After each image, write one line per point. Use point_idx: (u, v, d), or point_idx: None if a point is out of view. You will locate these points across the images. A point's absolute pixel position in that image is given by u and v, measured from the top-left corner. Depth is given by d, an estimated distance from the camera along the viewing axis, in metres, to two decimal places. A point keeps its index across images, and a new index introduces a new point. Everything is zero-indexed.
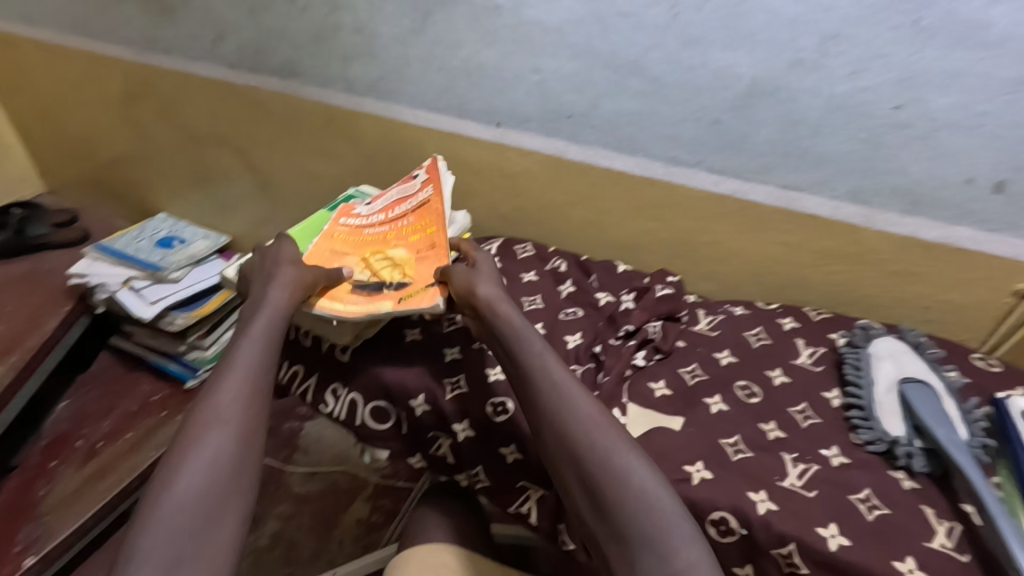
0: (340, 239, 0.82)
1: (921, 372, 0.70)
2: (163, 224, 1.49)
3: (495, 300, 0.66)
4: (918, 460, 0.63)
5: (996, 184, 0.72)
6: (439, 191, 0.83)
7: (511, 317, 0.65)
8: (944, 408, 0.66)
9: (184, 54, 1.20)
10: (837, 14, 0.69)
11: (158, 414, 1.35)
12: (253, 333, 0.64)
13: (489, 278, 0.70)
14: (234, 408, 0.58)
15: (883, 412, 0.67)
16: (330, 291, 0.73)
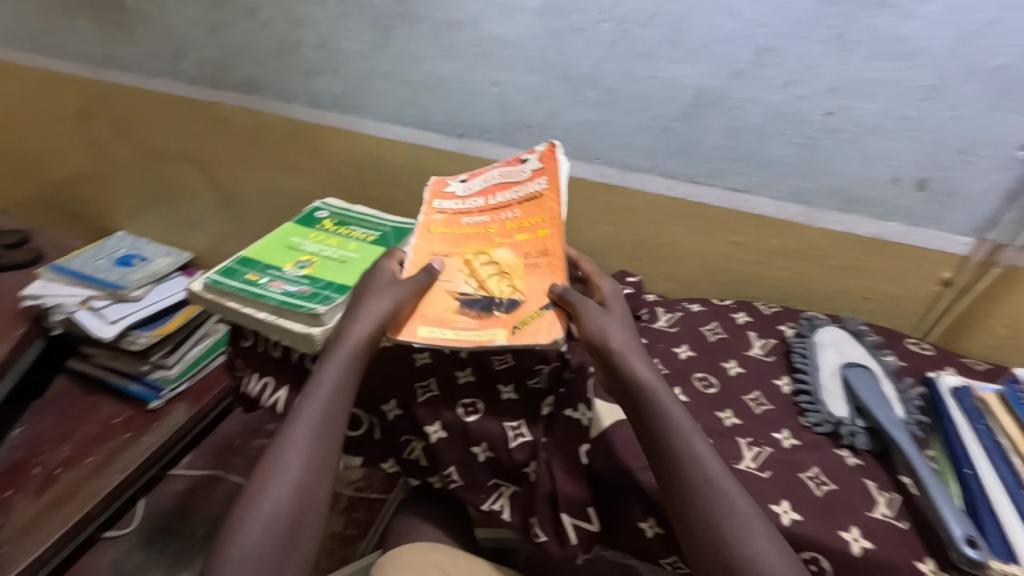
0: (438, 231, 0.78)
1: (861, 358, 0.76)
2: (122, 242, 1.46)
3: (627, 349, 0.64)
4: (861, 438, 0.68)
5: (919, 182, 0.78)
6: (555, 185, 0.77)
7: (643, 369, 0.62)
8: (883, 389, 0.71)
9: (143, 71, 1.19)
10: (771, 29, 0.75)
11: (121, 437, 1.32)
12: (323, 380, 0.64)
13: (621, 323, 0.67)
14: (296, 461, 0.60)
15: (829, 395, 0.72)
16: (435, 313, 0.69)
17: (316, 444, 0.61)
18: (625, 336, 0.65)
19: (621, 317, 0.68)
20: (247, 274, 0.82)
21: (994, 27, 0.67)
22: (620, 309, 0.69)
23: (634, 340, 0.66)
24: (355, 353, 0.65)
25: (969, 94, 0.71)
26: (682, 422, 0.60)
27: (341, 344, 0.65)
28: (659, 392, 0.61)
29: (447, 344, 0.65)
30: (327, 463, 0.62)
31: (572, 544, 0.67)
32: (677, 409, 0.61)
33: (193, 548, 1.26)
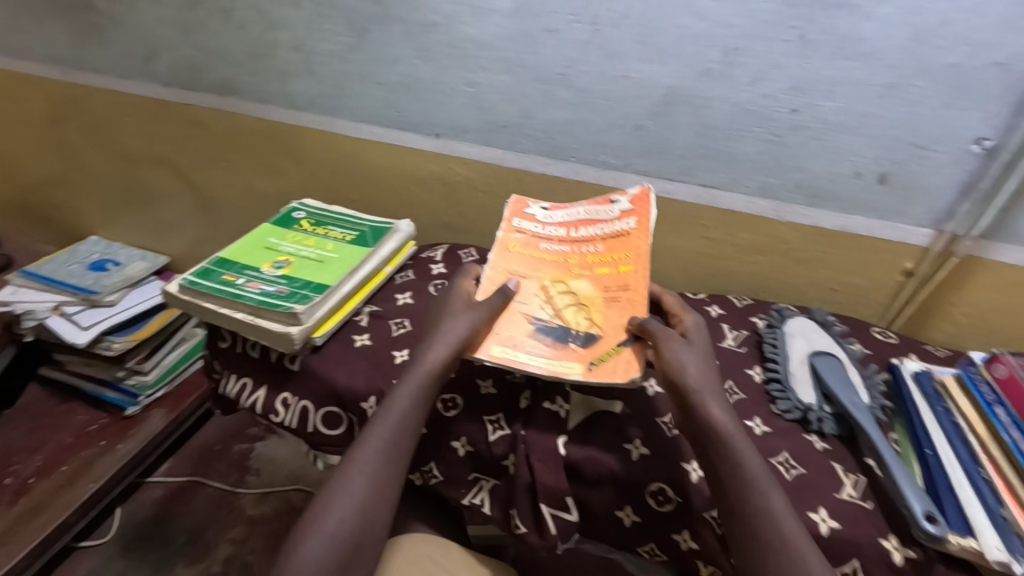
0: (517, 252, 0.79)
1: (828, 347, 0.78)
2: (96, 246, 1.45)
3: (704, 390, 0.62)
4: (828, 423, 0.70)
5: (880, 176, 0.81)
6: (644, 226, 0.77)
7: (719, 412, 0.61)
8: (849, 375, 0.74)
9: (115, 73, 1.18)
10: (737, 29, 0.77)
11: (97, 445, 1.30)
12: (393, 405, 0.65)
13: (701, 362, 0.65)
14: (359, 481, 0.61)
15: (798, 383, 0.74)
16: (507, 335, 0.69)
17: (383, 467, 0.62)
18: (704, 376, 0.63)
19: (701, 355, 0.66)
20: (224, 274, 0.82)
21: (946, 27, 0.70)
22: (701, 346, 0.67)
23: (714, 381, 0.64)
24: (426, 380, 0.66)
25: (924, 92, 0.74)
26: (754, 469, 0.58)
27: (414, 369, 0.66)
28: (734, 437, 0.60)
29: (520, 368, 0.65)
30: (391, 486, 0.62)
31: (552, 534, 0.67)
32: (752, 455, 0.59)
33: (173, 555, 1.24)
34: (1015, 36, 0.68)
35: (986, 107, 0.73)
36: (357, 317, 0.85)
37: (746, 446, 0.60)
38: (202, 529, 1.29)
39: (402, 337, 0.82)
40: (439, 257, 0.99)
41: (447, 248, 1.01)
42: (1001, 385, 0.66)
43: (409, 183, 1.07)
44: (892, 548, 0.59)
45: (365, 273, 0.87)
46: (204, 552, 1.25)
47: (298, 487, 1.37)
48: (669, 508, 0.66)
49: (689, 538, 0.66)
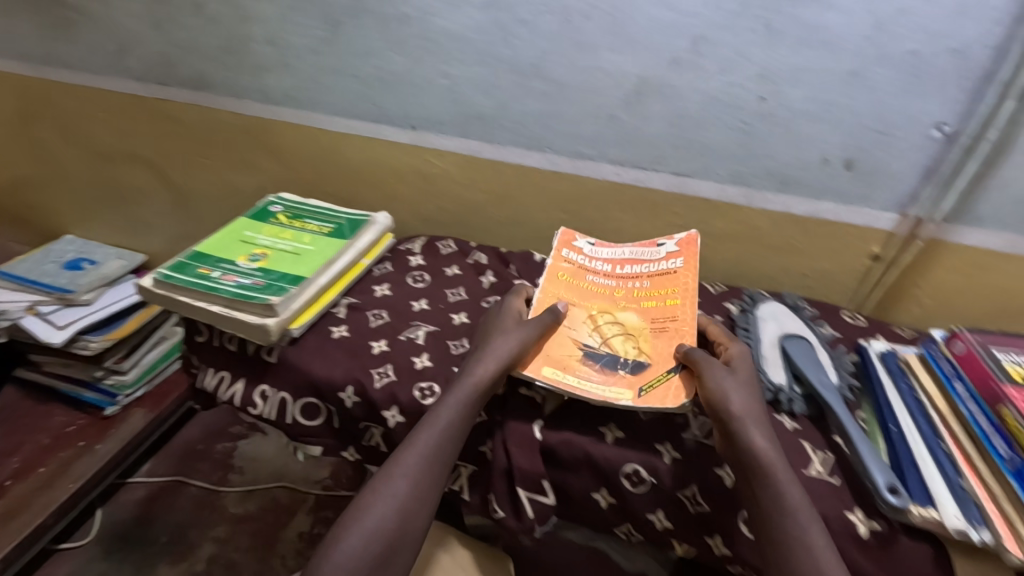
0: (564, 281, 0.82)
1: (799, 330, 0.79)
2: (71, 246, 1.43)
3: (747, 417, 0.62)
4: (798, 403, 0.70)
5: (846, 163, 0.83)
6: (690, 264, 0.80)
7: (760, 440, 0.60)
8: (819, 357, 0.75)
9: (87, 69, 1.16)
10: (705, 19, 0.78)
11: (75, 446, 1.28)
12: (441, 412, 0.66)
13: (743, 389, 0.65)
14: (402, 482, 0.62)
15: (770, 364, 0.75)
16: (559, 359, 0.71)
17: (426, 472, 0.63)
18: (746, 402, 0.63)
19: (746, 383, 0.66)
20: (199, 268, 0.82)
21: (905, 15, 0.72)
22: (745, 374, 0.67)
23: (758, 410, 0.63)
24: (473, 390, 0.67)
25: (886, 79, 0.76)
26: (794, 496, 0.57)
27: (463, 381, 0.68)
28: (774, 464, 0.59)
29: (571, 391, 0.67)
30: (431, 492, 0.63)
31: (528, 517, 0.68)
32: (794, 483, 0.58)
33: (156, 555, 1.23)
34: (971, 23, 0.70)
35: (944, 93, 0.75)
36: (334, 309, 0.85)
37: (787, 472, 0.59)
38: (185, 528, 1.28)
39: (381, 328, 0.83)
40: (418, 249, 1.00)
41: (425, 241, 1.02)
42: (960, 360, 0.67)
43: (387, 175, 1.07)
44: (858, 522, 0.60)
45: (340, 266, 0.87)
46: (187, 551, 1.24)
47: (282, 484, 1.37)
48: (643, 489, 0.66)
49: (663, 517, 0.67)
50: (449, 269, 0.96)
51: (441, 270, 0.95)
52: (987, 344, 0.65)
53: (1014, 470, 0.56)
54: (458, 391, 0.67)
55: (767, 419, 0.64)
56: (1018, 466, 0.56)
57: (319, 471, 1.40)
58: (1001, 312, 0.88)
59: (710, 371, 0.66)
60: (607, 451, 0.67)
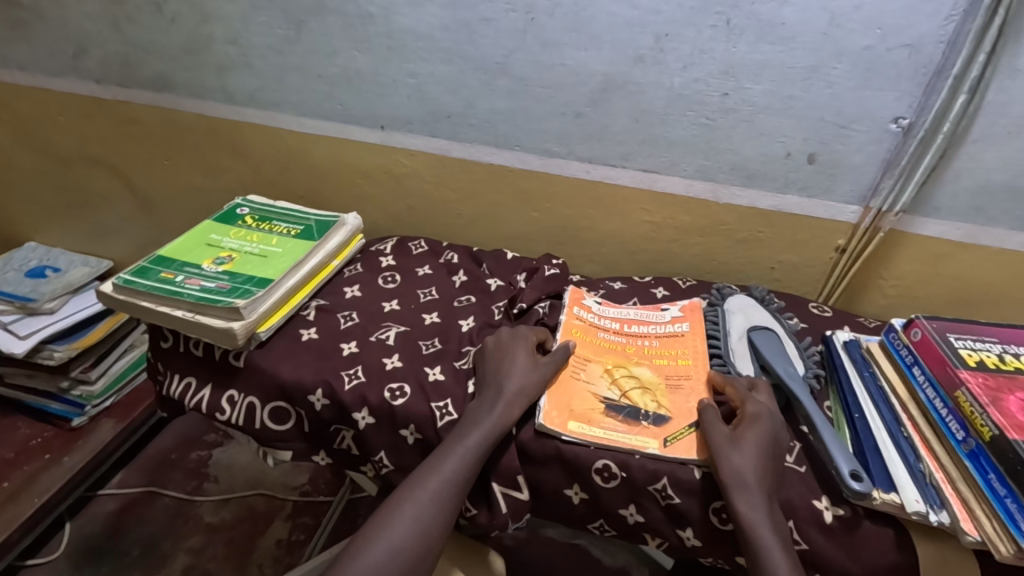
0: (579, 337, 0.80)
1: (766, 321, 0.81)
2: (32, 254, 1.39)
3: (753, 482, 0.60)
4: None
5: (809, 156, 0.85)
6: (699, 333, 0.80)
7: (750, 512, 0.58)
8: (785, 348, 0.76)
9: (43, 72, 1.13)
10: (665, 15, 0.79)
11: (41, 458, 1.25)
12: (468, 441, 0.65)
13: (758, 453, 0.62)
14: (425, 505, 0.62)
15: (737, 355, 0.76)
16: (582, 412, 0.70)
17: (449, 495, 0.63)
18: (757, 467, 0.61)
19: (764, 445, 0.63)
20: (162, 272, 0.80)
21: (859, 11, 0.73)
22: (760, 436, 0.63)
23: (770, 473, 0.61)
24: (503, 420, 0.67)
25: (843, 74, 0.78)
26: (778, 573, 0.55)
27: (492, 413, 0.67)
28: (764, 537, 0.57)
29: (598, 444, 0.66)
30: (453, 514, 0.63)
31: (502, 513, 0.68)
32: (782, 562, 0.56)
33: (127, 568, 1.21)
34: (921, 18, 0.72)
35: (900, 87, 0.77)
36: (304, 311, 0.84)
37: (779, 547, 0.57)
38: (158, 539, 1.25)
39: (351, 329, 0.82)
40: (389, 249, 1.00)
41: (397, 241, 1.02)
42: (917, 348, 0.68)
43: (357, 176, 1.06)
44: (825, 509, 0.61)
45: (310, 266, 0.86)
46: (161, 563, 1.21)
47: (259, 491, 1.35)
48: (615, 484, 0.66)
49: (635, 512, 0.67)
50: (420, 269, 0.95)
51: (412, 270, 0.95)
52: (943, 331, 0.67)
53: (968, 452, 0.57)
54: (485, 423, 0.66)
55: (778, 481, 0.62)
56: (973, 447, 0.57)
57: (298, 476, 1.39)
58: (960, 299, 0.91)
59: (715, 434, 0.64)
60: (579, 448, 0.67)
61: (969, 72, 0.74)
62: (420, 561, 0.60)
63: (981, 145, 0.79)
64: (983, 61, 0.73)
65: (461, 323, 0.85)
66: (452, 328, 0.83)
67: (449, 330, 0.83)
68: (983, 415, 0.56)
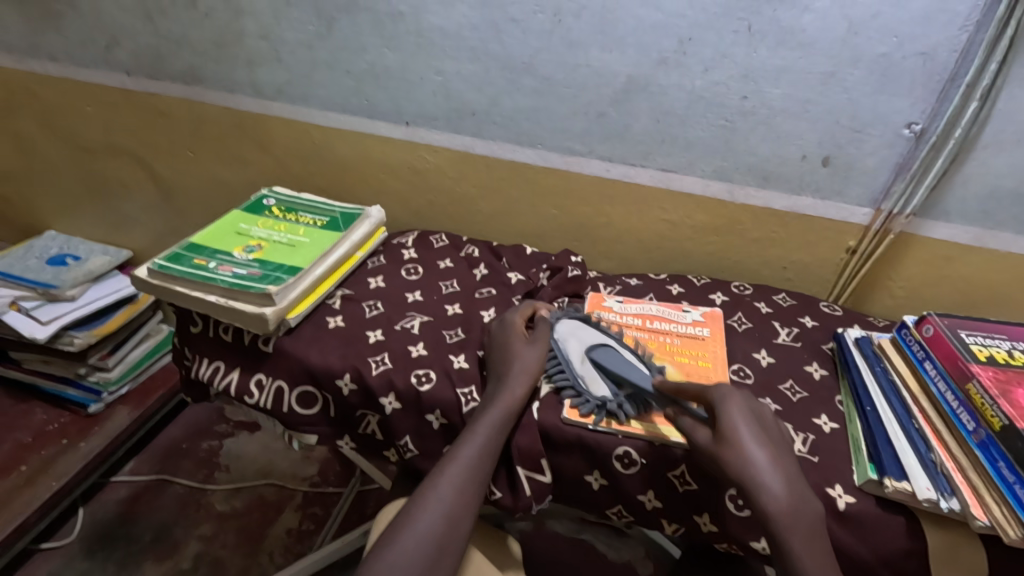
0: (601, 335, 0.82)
1: (595, 336, 0.78)
2: (53, 242, 1.41)
3: (764, 469, 0.59)
4: (627, 406, 0.70)
5: (823, 159, 0.88)
6: (719, 337, 0.81)
7: (772, 502, 0.58)
8: (627, 358, 0.74)
9: (73, 62, 1.16)
10: (689, 20, 0.82)
11: (58, 443, 1.27)
12: (479, 426, 0.67)
13: (745, 419, 0.63)
14: (449, 491, 0.63)
15: (589, 380, 0.73)
16: (604, 403, 0.72)
17: (469, 480, 0.64)
18: (749, 429, 0.62)
19: (753, 424, 0.62)
20: (194, 258, 0.82)
21: (876, 20, 0.76)
22: (746, 418, 0.63)
23: (762, 433, 0.62)
24: (509, 406, 0.69)
25: (858, 79, 0.81)
26: (807, 562, 0.55)
27: (496, 399, 0.70)
28: (789, 527, 0.57)
29: (622, 432, 0.68)
30: (476, 499, 0.64)
31: (526, 494, 0.70)
32: (807, 548, 0.56)
33: (140, 553, 1.22)
34: (937, 28, 0.75)
35: (914, 93, 0.80)
36: (330, 300, 0.86)
37: (802, 535, 0.56)
38: (170, 526, 1.27)
39: (377, 317, 0.84)
40: (411, 242, 1.02)
41: (418, 235, 1.04)
42: (929, 343, 0.70)
43: (380, 170, 1.09)
44: (838, 496, 0.62)
45: (335, 257, 0.87)
46: (172, 550, 1.23)
47: (270, 481, 1.37)
48: (634, 469, 0.68)
49: (653, 498, 0.69)
50: (441, 262, 0.98)
51: (433, 263, 0.97)
52: (954, 327, 0.69)
53: (979, 442, 0.59)
54: (490, 413, 0.68)
55: (785, 457, 0.62)
56: (983, 437, 0.59)
57: (308, 468, 1.41)
58: (965, 301, 0.94)
59: (699, 442, 0.63)
60: (598, 436, 0.69)
61: (981, 80, 0.77)
62: (445, 549, 0.60)
63: (991, 150, 0.81)
64: (994, 70, 0.76)
65: (483, 314, 0.87)
66: (474, 318, 0.86)
67: (471, 321, 0.86)
68: (993, 406, 0.59)
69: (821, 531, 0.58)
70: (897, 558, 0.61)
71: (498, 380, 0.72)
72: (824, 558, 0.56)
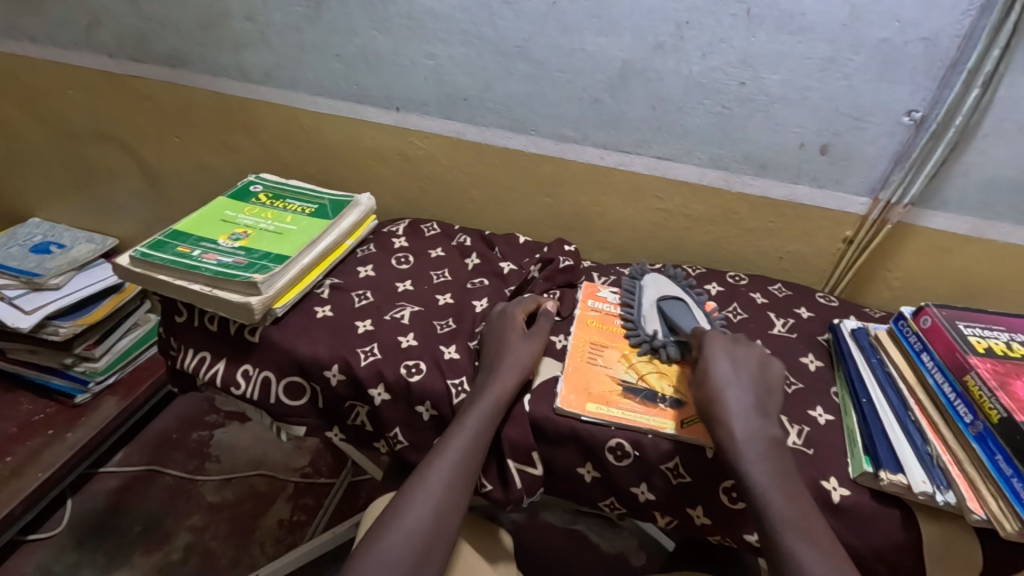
0: (595, 326, 0.80)
1: (678, 290, 0.84)
2: (37, 230, 1.39)
3: (722, 400, 0.63)
4: (671, 349, 0.75)
5: (821, 147, 0.86)
6: (713, 329, 0.80)
7: (727, 428, 0.61)
8: (693, 312, 0.79)
9: (55, 44, 1.12)
10: (687, 3, 0.80)
11: (44, 434, 1.25)
12: (468, 420, 0.66)
13: (720, 363, 0.67)
14: (439, 486, 0.62)
15: (647, 318, 0.79)
16: (598, 393, 0.71)
17: (459, 475, 0.63)
18: (723, 373, 0.66)
19: (725, 365, 0.67)
20: (178, 246, 0.80)
21: (878, 4, 0.74)
22: (720, 359, 0.67)
23: (734, 380, 0.65)
24: (500, 398, 0.68)
25: (859, 66, 0.79)
26: (758, 483, 0.58)
27: (485, 391, 0.68)
28: (740, 450, 0.60)
29: (616, 423, 0.67)
30: (465, 493, 0.63)
31: (517, 488, 0.69)
32: (762, 471, 0.58)
33: (129, 545, 1.21)
34: (939, 13, 0.73)
35: (915, 80, 0.78)
36: (318, 289, 0.85)
37: (755, 458, 0.59)
38: (160, 517, 1.26)
39: (366, 307, 0.82)
40: (402, 231, 1.00)
41: (409, 223, 1.03)
42: (926, 334, 0.69)
43: (370, 157, 1.07)
44: (834, 489, 0.62)
45: (324, 246, 0.86)
46: (162, 540, 1.21)
47: (261, 472, 1.35)
48: (628, 462, 0.67)
49: (647, 490, 0.68)
50: (433, 251, 0.96)
51: (425, 252, 0.96)
52: (952, 319, 0.68)
53: (976, 435, 0.58)
54: (478, 408, 0.67)
55: (758, 399, 0.65)
56: (981, 430, 0.58)
57: (299, 459, 1.40)
58: (960, 293, 0.93)
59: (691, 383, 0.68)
60: (591, 429, 0.68)
61: (983, 67, 0.75)
62: (434, 544, 0.58)
63: (991, 140, 0.80)
64: (997, 57, 0.74)
65: (475, 304, 0.86)
66: (466, 308, 0.84)
67: (463, 311, 0.84)
68: (991, 398, 0.58)
69: (785, 464, 0.60)
70: (891, 551, 0.61)
71: (487, 371, 0.71)
72: (782, 481, 0.58)
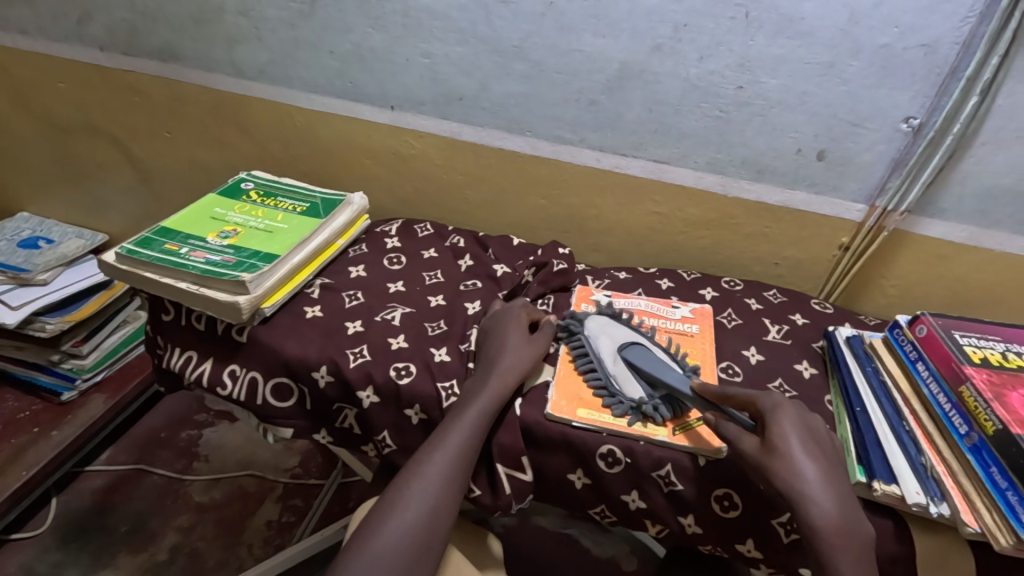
0: None
1: (625, 338, 0.75)
2: (26, 224, 1.37)
3: (812, 484, 0.55)
4: (662, 409, 0.67)
5: (819, 153, 0.86)
6: (708, 334, 0.79)
7: (820, 518, 0.54)
8: (660, 359, 0.72)
9: (45, 36, 1.11)
10: (686, 5, 0.79)
11: (29, 432, 1.23)
12: (459, 424, 0.64)
13: (800, 435, 0.58)
14: (428, 493, 0.59)
15: (621, 379, 0.70)
16: (590, 399, 0.70)
17: (449, 480, 0.61)
18: (806, 448, 0.57)
19: (806, 435, 0.59)
20: (166, 244, 0.79)
21: (878, 9, 0.74)
22: (797, 428, 0.59)
23: (821, 455, 0.58)
24: (491, 403, 0.66)
25: (857, 71, 0.78)
26: None
27: (474, 395, 0.67)
28: (833, 544, 0.53)
29: (608, 430, 0.66)
30: (454, 498, 0.61)
31: (506, 493, 0.68)
32: (855, 571, 0.52)
33: (114, 545, 1.19)
34: (941, 19, 0.73)
35: (914, 86, 0.78)
36: (308, 289, 0.83)
37: (849, 555, 0.53)
38: (147, 517, 1.24)
39: (356, 308, 0.81)
40: (395, 231, 0.99)
41: (402, 223, 1.01)
42: (922, 343, 0.69)
43: (364, 156, 1.06)
44: None
45: (314, 246, 0.84)
46: (148, 541, 1.20)
47: (250, 472, 1.34)
48: (619, 468, 0.66)
49: (638, 498, 0.67)
50: (426, 251, 0.95)
51: (418, 252, 0.95)
52: (948, 328, 0.68)
53: (971, 446, 0.58)
54: (468, 413, 0.65)
55: (840, 474, 0.58)
56: (976, 441, 0.57)
57: (289, 459, 1.38)
58: (955, 301, 0.93)
59: (744, 450, 0.59)
60: (582, 435, 0.67)
61: (982, 74, 0.74)
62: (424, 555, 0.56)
63: (990, 148, 0.80)
64: (996, 64, 0.73)
65: (467, 306, 0.84)
66: (457, 311, 0.83)
67: (454, 314, 0.83)
68: (987, 410, 0.57)
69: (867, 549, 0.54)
70: (885, 562, 0.60)
71: (477, 374, 0.70)
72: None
